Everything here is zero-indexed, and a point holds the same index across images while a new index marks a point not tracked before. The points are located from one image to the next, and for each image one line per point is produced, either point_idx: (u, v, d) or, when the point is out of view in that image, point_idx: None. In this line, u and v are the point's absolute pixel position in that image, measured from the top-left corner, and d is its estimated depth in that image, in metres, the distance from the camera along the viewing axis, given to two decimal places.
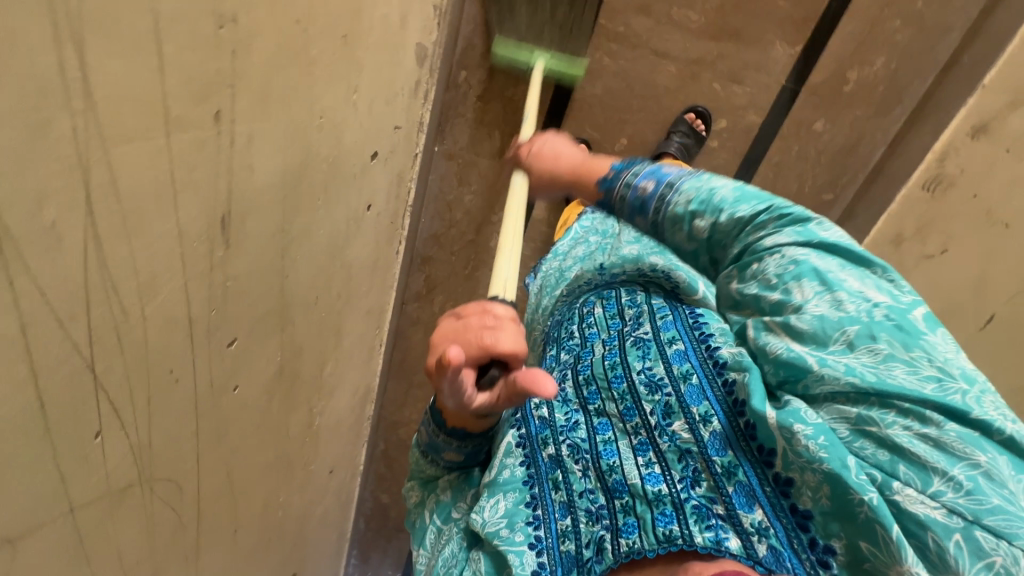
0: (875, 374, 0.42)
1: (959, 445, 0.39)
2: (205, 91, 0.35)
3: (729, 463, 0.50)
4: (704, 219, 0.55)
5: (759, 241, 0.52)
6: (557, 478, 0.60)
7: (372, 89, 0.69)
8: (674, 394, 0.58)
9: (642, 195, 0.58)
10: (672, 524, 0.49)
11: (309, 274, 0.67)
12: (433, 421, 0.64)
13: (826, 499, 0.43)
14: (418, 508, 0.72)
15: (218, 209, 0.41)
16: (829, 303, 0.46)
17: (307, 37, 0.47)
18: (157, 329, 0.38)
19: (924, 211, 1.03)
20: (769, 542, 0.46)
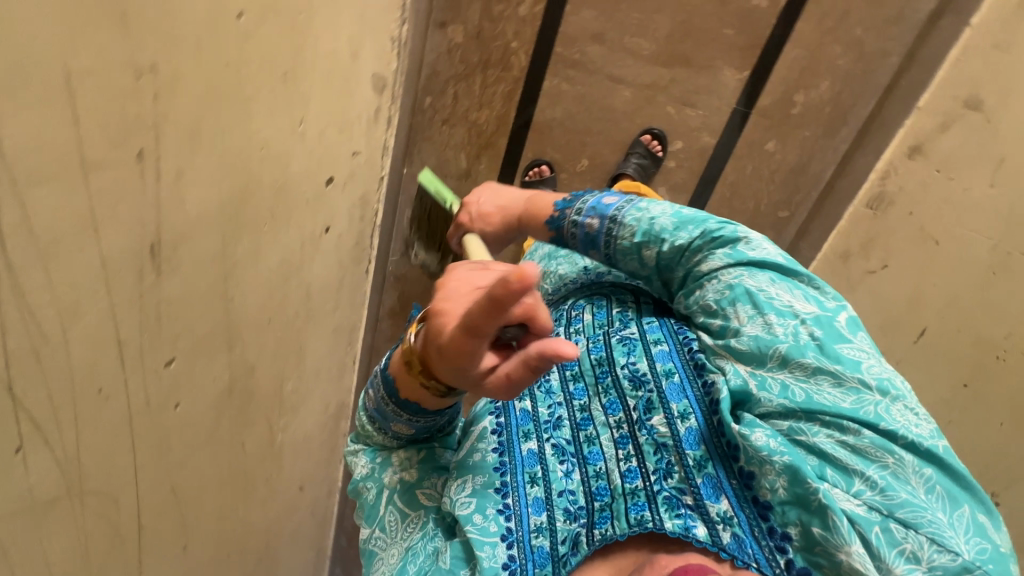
0: (805, 393, 0.54)
1: (874, 450, 0.50)
2: (125, 134, 0.39)
3: (700, 457, 0.57)
4: (650, 250, 0.68)
5: (698, 267, 0.65)
6: (535, 473, 0.62)
7: (321, 119, 0.73)
8: (655, 391, 0.64)
9: (591, 231, 0.71)
10: (643, 511, 0.55)
11: (259, 295, 0.70)
12: (384, 389, 0.62)
13: (783, 489, 0.51)
14: (370, 484, 0.67)
15: (146, 238, 0.45)
16: (761, 325, 0.58)
17: (240, 78, 0.51)
18: (83, 350, 0.41)
19: (868, 229, 1.08)
20: (732, 529, 0.53)
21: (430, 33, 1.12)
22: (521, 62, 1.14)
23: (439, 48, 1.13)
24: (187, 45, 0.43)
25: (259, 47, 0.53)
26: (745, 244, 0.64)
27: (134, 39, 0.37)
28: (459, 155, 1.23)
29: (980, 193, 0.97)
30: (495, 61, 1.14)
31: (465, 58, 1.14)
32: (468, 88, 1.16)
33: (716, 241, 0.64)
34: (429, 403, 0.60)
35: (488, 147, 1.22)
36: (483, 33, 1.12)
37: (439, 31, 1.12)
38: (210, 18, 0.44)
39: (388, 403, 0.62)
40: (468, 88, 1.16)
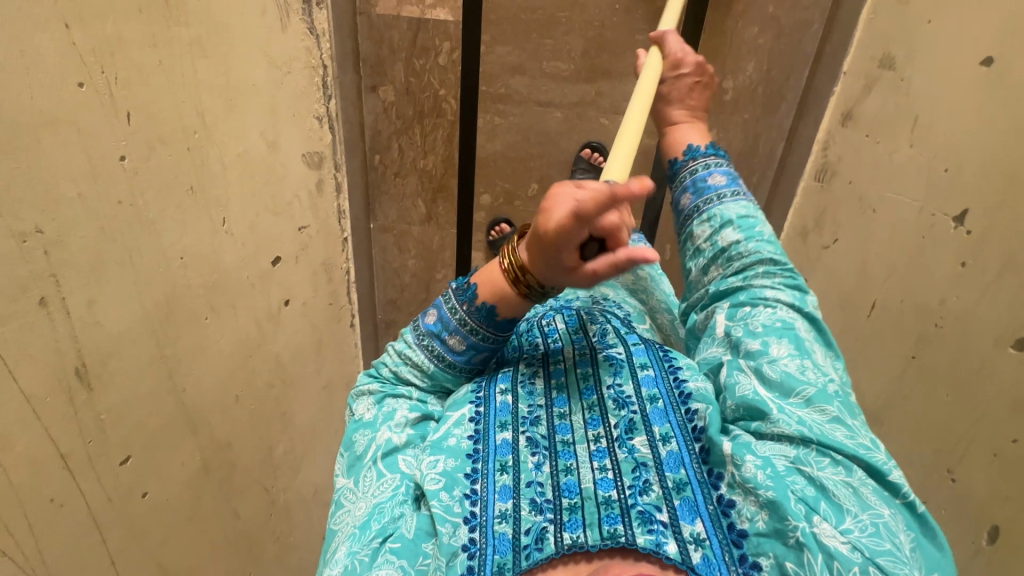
0: (821, 430, 0.53)
1: (871, 498, 0.49)
2: (21, 288, 0.47)
3: (680, 480, 0.53)
4: (733, 234, 0.66)
5: (760, 287, 0.63)
6: (506, 461, 0.56)
7: (247, 212, 0.81)
8: (639, 412, 0.58)
9: (711, 181, 0.70)
10: (616, 525, 0.50)
11: (215, 380, 0.78)
12: (459, 297, 0.62)
13: (762, 520, 0.49)
14: (367, 431, 0.62)
15: (68, 364, 0.52)
16: (798, 363, 0.57)
17: (137, 209, 0.59)
18: (23, 471, 0.49)
19: (818, 202, 0.99)
20: (703, 551, 0.48)
21: (364, 97, 1.18)
22: (453, 107, 1.18)
23: (376, 109, 1.19)
24: (69, 201, 0.50)
25: (153, 177, 0.61)
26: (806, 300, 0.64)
27: (10, 213, 0.45)
28: (416, 201, 1.29)
29: (905, 154, 0.78)
30: (429, 110, 1.19)
31: (401, 113, 1.19)
32: (410, 139, 1.22)
33: (787, 274, 0.64)
34: (507, 310, 0.60)
35: (441, 190, 1.27)
36: (411, 87, 1.17)
37: (372, 94, 1.18)
38: (89, 172, 0.52)
39: (459, 307, 0.62)
40: (410, 139, 1.22)
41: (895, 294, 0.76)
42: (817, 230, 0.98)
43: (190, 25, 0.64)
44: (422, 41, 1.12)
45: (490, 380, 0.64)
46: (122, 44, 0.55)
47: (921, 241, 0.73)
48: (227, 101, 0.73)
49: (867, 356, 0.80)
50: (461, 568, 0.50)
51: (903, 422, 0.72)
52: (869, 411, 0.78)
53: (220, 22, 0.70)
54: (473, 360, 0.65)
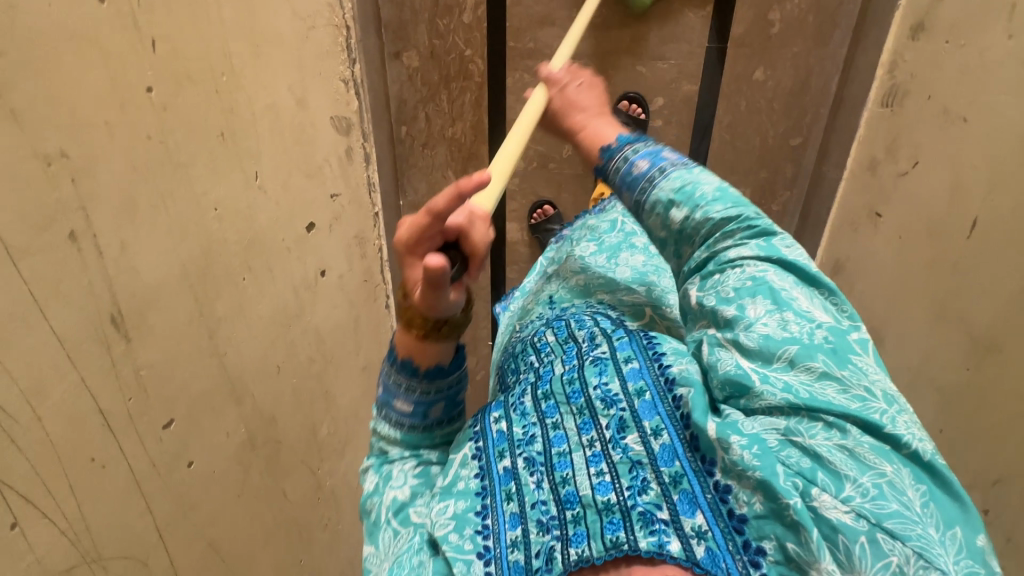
0: (807, 391, 0.44)
1: (870, 455, 0.41)
2: (48, 219, 0.42)
3: (677, 472, 0.46)
4: (681, 211, 0.57)
5: (723, 252, 0.54)
6: (511, 490, 0.52)
7: (280, 170, 0.77)
8: (627, 408, 0.52)
9: (636, 171, 0.59)
10: (618, 531, 0.44)
11: (256, 347, 0.73)
12: (388, 363, 0.59)
13: (758, 501, 0.42)
14: (374, 498, 0.56)
15: (103, 310, 0.48)
16: (777, 321, 0.48)
17: (168, 148, 0.55)
18: (62, 425, 0.45)
19: (888, 128, 0.91)
20: (707, 544, 0.42)
21: (387, 66, 1.14)
22: (480, 67, 1.13)
23: (400, 77, 1.15)
24: (95, 127, 0.46)
25: (182, 115, 0.56)
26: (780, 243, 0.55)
27: (34, 133, 0.41)
28: (445, 173, 1.23)
29: (997, 50, 0.70)
30: (455, 73, 1.14)
31: (427, 79, 1.15)
32: (437, 107, 1.17)
33: (749, 227, 0.54)
34: (426, 360, 0.57)
35: (471, 158, 1.21)
36: (435, 51, 1.12)
37: (396, 61, 1.14)
38: (115, 99, 0.48)
39: (391, 374, 0.58)
40: (437, 106, 1.17)
41: (998, 206, 0.67)
42: (890, 159, 0.90)
43: None
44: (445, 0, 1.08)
45: (485, 413, 0.62)
46: None
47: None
48: (254, 46, 0.69)
49: (970, 281, 0.71)
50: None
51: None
52: (978, 341, 0.69)
53: None
54: (432, 413, 0.59)
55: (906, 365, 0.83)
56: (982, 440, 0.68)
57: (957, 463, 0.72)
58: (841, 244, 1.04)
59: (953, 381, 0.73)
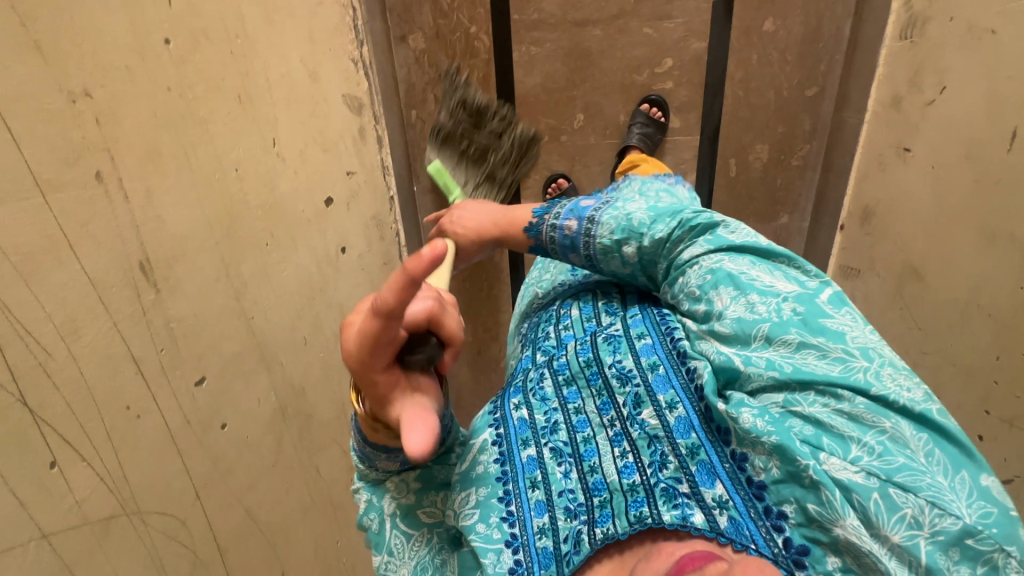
0: (791, 363, 0.46)
1: (868, 415, 0.42)
2: (75, 155, 0.42)
3: (693, 444, 0.50)
4: (631, 245, 0.61)
5: (679, 256, 0.58)
6: (536, 478, 0.55)
7: (297, 140, 0.77)
8: (642, 384, 0.56)
9: (570, 233, 0.65)
10: (643, 507, 0.48)
11: (283, 316, 0.72)
12: (356, 432, 0.52)
13: (775, 467, 0.44)
14: (373, 514, 0.57)
15: (132, 256, 0.47)
16: (744, 305, 0.50)
17: (188, 101, 0.55)
18: (96, 367, 0.44)
19: (909, 60, 0.89)
20: (728, 513, 0.46)
21: (394, 50, 1.14)
22: (486, 44, 1.13)
23: (407, 60, 1.15)
24: (116, 70, 0.46)
25: (201, 71, 0.57)
26: (726, 229, 0.58)
27: (59, 67, 0.41)
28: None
29: None
30: (461, 52, 1.14)
31: (434, 61, 1.15)
32: (445, 88, 1.17)
33: (688, 228, 0.58)
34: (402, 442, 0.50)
35: None
36: (440, 31, 1.13)
37: (402, 44, 1.14)
38: (135, 45, 0.48)
39: (365, 445, 0.52)
40: (445, 87, 1.17)
41: None
42: (914, 90, 0.88)
43: None
44: None
45: (504, 399, 0.64)
46: None
47: None
48: (265, 13, 0.69)
49: (1016, 196, 0.68)
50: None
51: None
52: None
53: None
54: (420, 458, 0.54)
55: (952, 298, 0.79)
56: None
57: (1021, 389, 0.68)
58: (870, 189, 1.01)
59: (1007, 303, 0.69)
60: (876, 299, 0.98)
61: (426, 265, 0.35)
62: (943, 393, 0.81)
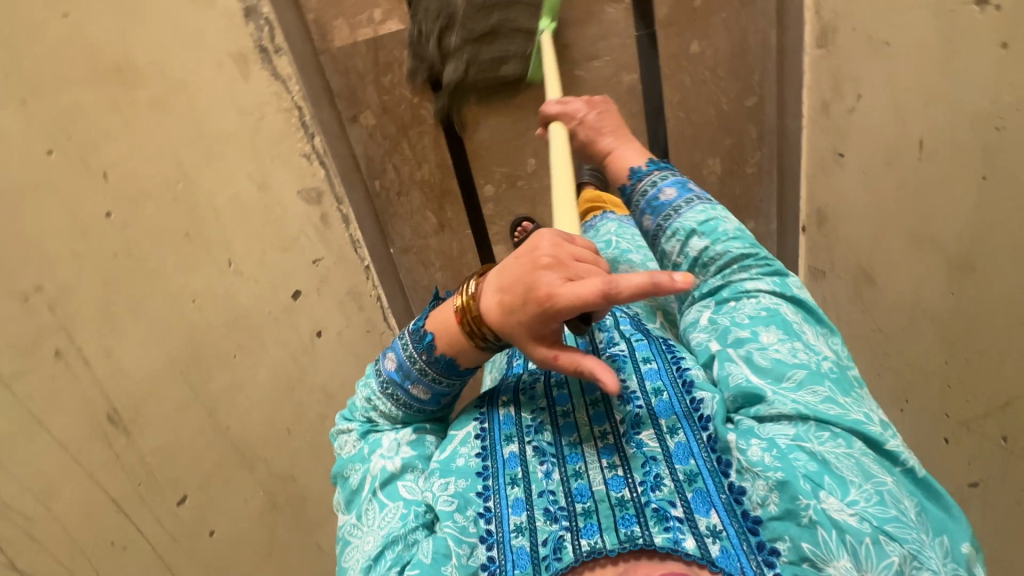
0: (817, 408, 0.49)
1: (871, 467, 0.46)
2: (36, 343, 0.52)
3: (691, 471, 0.49)
4: (700, 241, 0.58)
5: (739, 281, 0.57)
6: (516, 474, 0.52)
7: (253, 250, 0.82)
8: (644, 406, 0.54)
9: (663, 197, 0.61)
10: (633, 526, 0.47)
11: (259, 419, 0.78)
12: (416, 345, 0.54)
13: (774, 501, 0.45)
14: (358, 464, 0.55)
15: (99, 410, 0.56)
16: (788, 348, 0.52)
17: (135, 259, 0.63)
18: (77, 517, 0.54)
19: (828, 66, 0.89)
20: (722, 543, 0.45)
21: (348, 130, 1.20)
22: (431, 110, 1.19)
23: (363, 137, 1.21)
24: (64, 259, 0.56)
25: (146, 226, 0.65)
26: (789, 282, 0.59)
27: (7, 277, 0.51)
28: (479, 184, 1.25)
29: None
30: (410, 121, 1.20)
31: (386, 133, 1.21)
32: (402, 156, 1.23)
33: (758, 262, 0.58)
34: (468, 361, 0.54)
35: (446, 194, 1.26)
36: (387, 106, 1.19)
37: (355, 123, 1.20)
38: (76, 229, 0.57)
39: (419, 357, 0.54)
40: (402, 155, 1.23)
41: (939, 120, 0.65)
42: (838, 96, 0.88)
43: (146, 87, 0.68)
44: (384, 58, 1.15)
45: (492, 396, 0.61)
46: (80, 111, 0.60)
47: (946, 48, 0.62)
48: (205, 150, 0.76)
49: (933, 202, 0.68)
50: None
51: (993, 257, 0.60)
52: (955, 261, 0.66)
53: (178, 78, 0.73)
54: (444, 402, 0.58)
55: (901, 302, 0.79)
56: (982, 364, 0.64)
57: (970, 393, 0.67)
58: (819, 192, 1.01)
59: (943, 308, 0.69)
60: (842, 301, 0.97)
61: (674, 287, 0.41)
62: (912, 396, 0.80)
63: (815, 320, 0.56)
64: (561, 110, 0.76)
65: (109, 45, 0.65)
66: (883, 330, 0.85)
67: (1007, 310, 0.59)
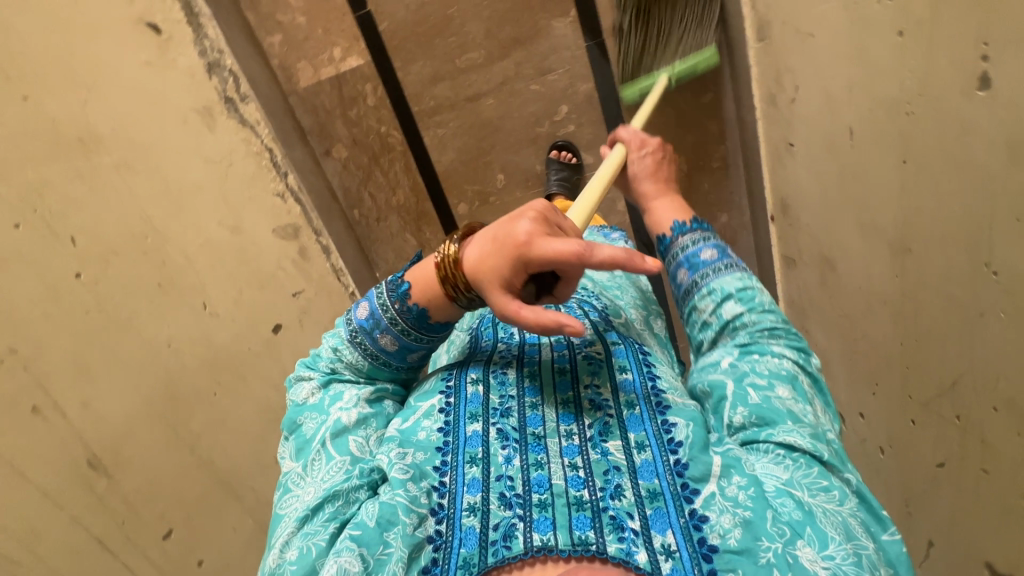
0: (818, 464, 0.46)
1: (859, 529, 0.43)
2: (12, 403, 0.61)
3: (653, 489, 0.46)
4: (734, 304, 0.55)
5: (768, 342, 0.54)
6: (475, 453, 0.49)
7: (230, 290, 0.85)
8: (615, 415, 0.52)
9: (707, 256, 0.58)
10: (587, 530, 0.44)
11: (247, 453, 0.82)
12: (392, 294, 0.55)
13: (738, 534, 0.43)
14: (316, 415, 0.55)
15: (80, 456, 0.65)
16: (799, 407, 0.50)
17: (110, 315, 0.70)
18: (63, 557, 0.63)
19: (768, 58, 0.91)
20: (673, 563, 0.42)
21: (324, 163, 1.24)
22: (398, 137, 1.22)
23: (337, 168, 1.25)
24: (35, 320, 0.64)
25: (119, 280, 0.72)
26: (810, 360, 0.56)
27: None
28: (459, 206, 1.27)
29: None
30: (380, 149, 1.23)
31: (359, 163, 1.25)
32: (376, 184, 1.26)
33: (792, 334, 0.55)
34: (441, 315, 0.54)
35: (422, 217, 1.28)
36: (356, 137, 1.22)
37: (329, 157, 1.24)
38: (47, 291, 0.65)
39: (391, 306, 0.55)
40: (376, 183, 1.26)
41: (862, 106, 0.66)
42: (781, 87, 0.89)
43: (111, 152, 0.75)
44: (349, 93, 1.19)
45: (461, 368, 0.58)
46: (47, 184, 0.68)
47: (858, 36, 0.64)
48: (174, 204, 0.80)
49: (868, 186, 0.69)
50: (426, 560, 0.44)
51: (926, 239, 0.60)
52: (895, 245, 0.66)
53: (140, 142, 0.79)
54: (409, 359, 0.58)
55: (858, 287, 0.79)
56: (928, 347, 0.65)
57: (923, 374, 0.67)
58: (780, 181, 1.01)
59: (891, 291, 0.70)
60: (812, 288, 0.97)
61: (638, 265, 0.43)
62: (880, 379, 0.79)
63: (823, 397, 0.54)
64: (632, 137, 0.74)
65: (73, 120, 0.72)
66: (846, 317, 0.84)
67: (941, 290, 0.60)
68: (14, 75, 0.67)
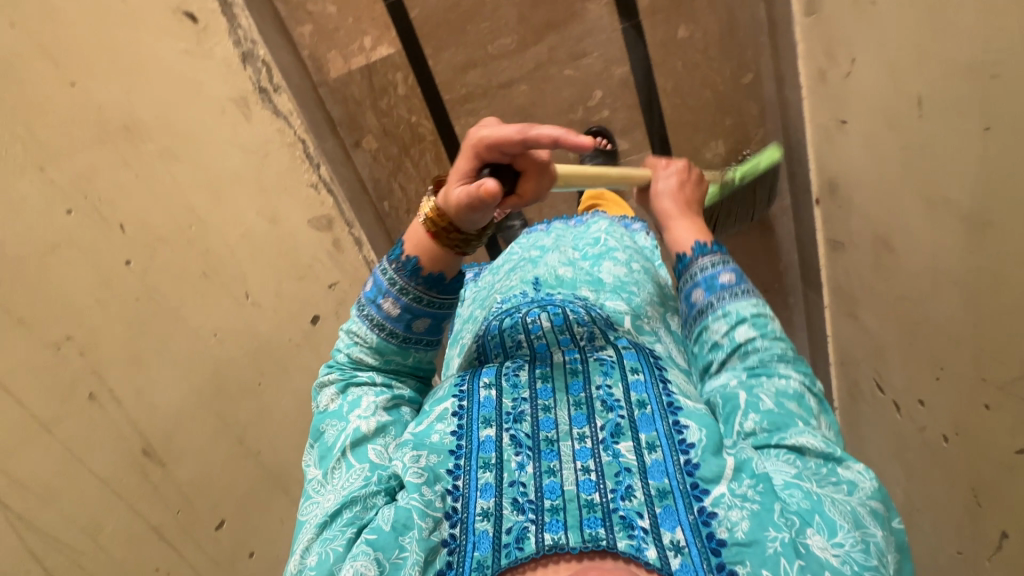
0: (826, 463, 0.44)
1: (868, 518, 0.42)
2: (69, 391, 0.61)
3: (662, 489, 0.44)
4: (747, 331, 0.50)
5: (777, 366, 0.49)
6: (489, 458, 0.47)
7: (269, 281, 0.83)
8: (626, 416, 0.48)
9: (726, 281, 0.53)
10: (598, 527, 0.42)
11: (293, 448, 0.81)
12: (389, 258, 0.54)
13: (745, 528, 0.41)
14: (334, 421, 0.52)
15: (135, 445, 0.65)
16: (807, 415, 0.47)
17: (157, 303, 0.70)
18: (121, 547, 0.63)
19: (818, 32, 0.88)
20: (683, 559, 0.41)
21: (353, 155, 1.22)
22: (429, 127, 1.20)
23: (368, 160, 1.23)
24: (90, 307, 0.64)
25: (164, 270, 0.71)
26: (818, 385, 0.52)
27: (43, 330, 0.60)
28: None
29: None
30: (410, 140, 1.22)
31: (388, 154, 1.23)
32: (406, 175, 1.24)
33: (802, 362, 0.50)
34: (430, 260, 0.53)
35: None
36: (386, 127, 1.21)
37: (359, 149, 1.23)
38: (99, 279, 0.65)
39: (389, 267, 0.53)
40: (406, 174, 1.24)
41: (935, 73, 0.62)
42: (833, 62, 0.85)
43: (155, 140, 0.74)
44: (379, 83, 1.18)
45: (474, 372, 0.54)
46: (96, 170, 0.68)
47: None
48: (214, 193, 0.79)
49: (937, 159, 0.66)
50: (441, 563, 0.43)
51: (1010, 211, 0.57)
52: (972, 219, 0.62)
53: (181, 130, 0.77)
54: (415, 327, 0.55)
55: (919, 268, 0.76)
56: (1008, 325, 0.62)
57: (1002, 355, 0.64)
58: (827, 162, 0.97)
59: (964, 269, 0.67)
60: (863, 271, 0.93)
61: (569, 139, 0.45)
62: (945, 363, 0.76)
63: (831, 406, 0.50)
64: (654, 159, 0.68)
65: (118, 107, 0.71)
66: (906, 299, 0.81)
67: None
68: (62, 62, 0.67)
